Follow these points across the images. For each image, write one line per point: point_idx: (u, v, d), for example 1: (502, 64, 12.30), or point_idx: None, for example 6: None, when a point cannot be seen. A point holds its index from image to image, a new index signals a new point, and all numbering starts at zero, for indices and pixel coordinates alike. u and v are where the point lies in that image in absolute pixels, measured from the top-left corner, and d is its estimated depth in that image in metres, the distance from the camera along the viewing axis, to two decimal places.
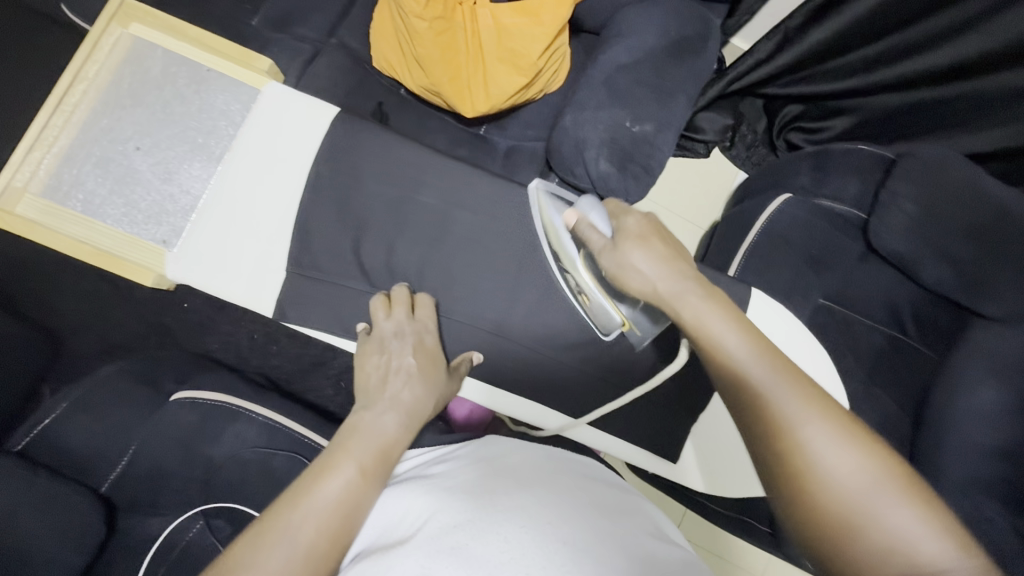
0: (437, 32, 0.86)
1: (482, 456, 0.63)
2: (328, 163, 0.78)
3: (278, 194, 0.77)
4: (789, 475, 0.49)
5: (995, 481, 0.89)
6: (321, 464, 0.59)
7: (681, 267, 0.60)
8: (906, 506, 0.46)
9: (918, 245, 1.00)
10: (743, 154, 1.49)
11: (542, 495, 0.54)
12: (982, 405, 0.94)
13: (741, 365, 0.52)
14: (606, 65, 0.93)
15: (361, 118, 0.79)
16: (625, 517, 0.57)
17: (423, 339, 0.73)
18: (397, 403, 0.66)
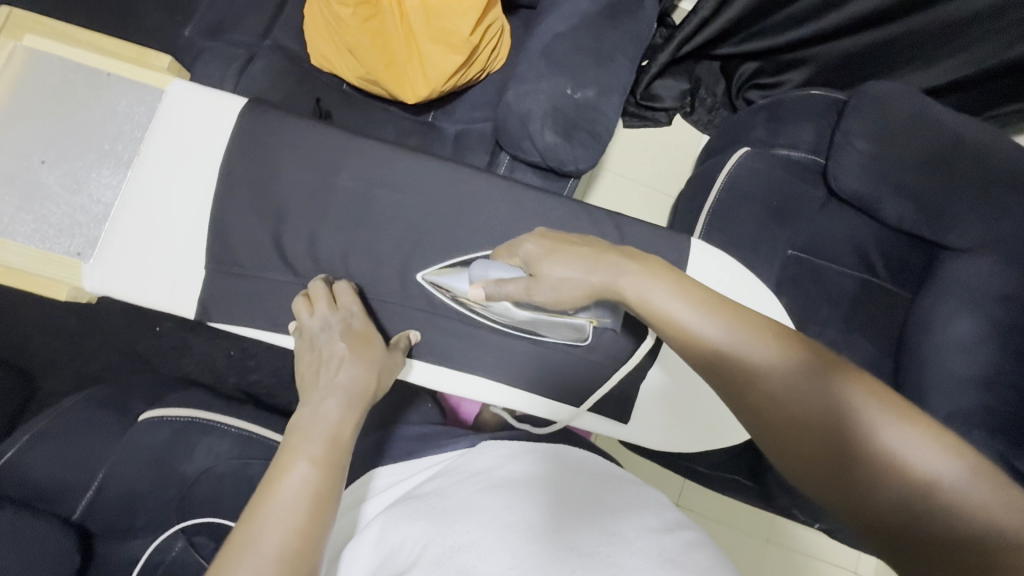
0: (364, 19, 0.86)
1: (474, 470, 0.59)
2: (240, 156, 0.77)
3: (192, 193, 0.76)
4: (774, 425, 0.48)
5: (979, 410, 0.88)
6: (275, 466, 0.55)
7: (596, 253, 0.58)
8: (895, 423, 0.44)
9: (876, 183, 0.99)
10: (705, 118, 1.45)
11: (529, 488, 0.51)
12: (959, 336, 0.93)
13: (703, 335, 0.51)
14: (544, 36, 0.91)
15: (269, 107, 0.78)
16: (618, 501, 0.52)
17: (350, 325, 0.70)
18: (335, 386, 0.62)
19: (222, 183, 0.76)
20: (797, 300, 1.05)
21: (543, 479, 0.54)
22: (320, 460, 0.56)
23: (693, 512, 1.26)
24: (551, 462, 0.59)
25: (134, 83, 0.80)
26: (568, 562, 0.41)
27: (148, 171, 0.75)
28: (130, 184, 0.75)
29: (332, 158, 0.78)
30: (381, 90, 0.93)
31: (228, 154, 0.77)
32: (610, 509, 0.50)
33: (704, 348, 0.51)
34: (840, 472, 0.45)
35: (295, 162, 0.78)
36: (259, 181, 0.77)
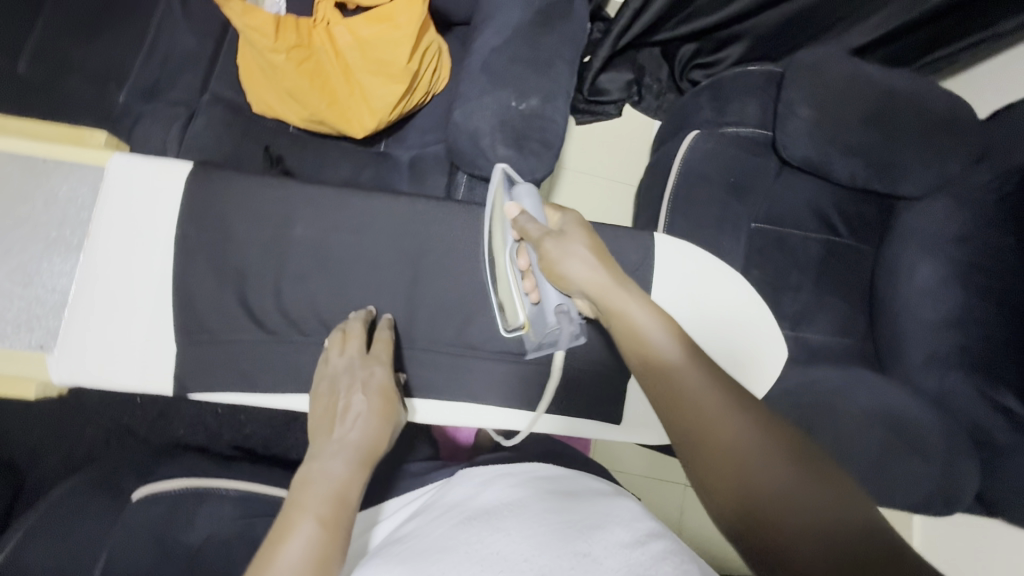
0: (298, 62, 0.84)
1: (452, 505, 0.59)
2: (194, 222, 0.76)
3: (151, 268, 0.75)
4: (702, 444, 0.51)
5: (951, 350, 0.93)
6: (279, 526, 0.53)
7: (612, 269, 0.62)
8: (799, 469, 0.48)
9: (824, 147, 1.01)
10: (654, 104, 1.48)
11: (510, 520, 0.50)
12: (924, 282, 0.98)
13: (666, 367, 0.56)
14: (481, 52, 0.92)
15: (214, 168, 0.77)
16: (591, 517, 0.51)
17: (374, 375, 0.69)
18: (348, 445, 0.61)
19: (180, 254, 0.75)
20: (767, 271, 1.08)
21: (521, 506, 0.54)
22: (327, 520, 0.54)
23: None
24: (532, 487, 0.59)
25: (71, 165, 0.77)
26: None
27: (101, 252, 0.74)
28: (84, 267, 0.74)
29: (289, 206, 0.78)
30: (328, 129, 0.92)
31: (181, 222, 0.75)
32: (578, 528, 0.48)
33: (660, 368, 0.56)
34: (748, 499, 0.47)
35: (251, 217, 0.77)
36: (217, 242, 0.76)
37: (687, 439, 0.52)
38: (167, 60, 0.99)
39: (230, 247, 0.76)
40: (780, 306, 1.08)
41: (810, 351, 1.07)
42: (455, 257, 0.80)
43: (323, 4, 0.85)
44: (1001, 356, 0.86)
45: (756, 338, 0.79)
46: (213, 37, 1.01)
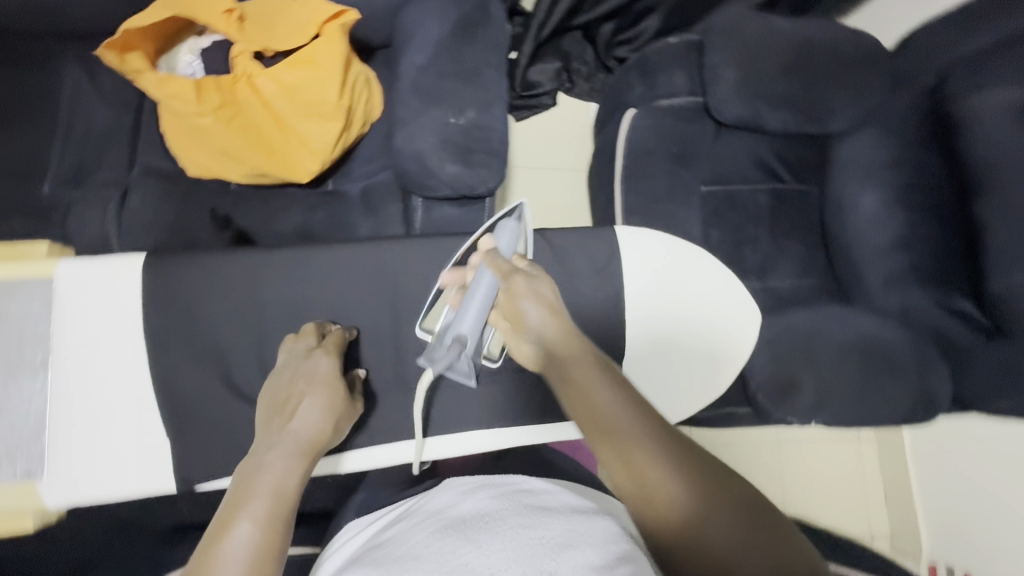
0: (226, 120, 0.82)
1: (431, 511, 0.59)
2: (159, 313, 0.74)
3: (127, 371, 0.74)
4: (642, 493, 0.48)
5: (904, 268, 1.01)
6: (214, 526, 0.50)
7: (568, 325, 0.59)
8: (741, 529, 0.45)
9: (753, 103, 1.05)
10: (585, 87, 1.48)
11: (482, 534, 0.48)
12: (868, 209, 1.04)
13: (613, 416, 0.52)
14: (407, 73, 0.92)
15: (168, 255, 0.74)
16: (566, 533, 0.47)
17: (317, 366, 0.67)
18: (289, 439, 0.59)
19: (154, 347, 0.74)
20: (725, 229, 1.13)
21: (497, 517, 0.51)
22: (263, 521, 0.51)
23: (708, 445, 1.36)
24: (513, 498, 0.56)
25: (13, 284, 0.72)
26: None
27: (73, 363, 0.72)
28: (58, 384, 0.72)
29: (248, 269, 0.76)
30: (272, 180, 0.91)
31: (149, 315, 0.74)
32: (550, 546, 0.45)
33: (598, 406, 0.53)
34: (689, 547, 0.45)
35: (213, 288, 0.75)
36: (185, 322, 0.74)
37: (631, 488, 0.49)
38: (86, 140, 0.95)
39: (200, 322, 0.75)
40: (744, 260, 1.12)
41: (779, 296, 1.12)
42: (426, 283, 0.79)
43: (240, 56, 0.81)
44: (956, 265, 0.96)
45: (731, 307, 0.82)
46: (130, 108, 0.97)
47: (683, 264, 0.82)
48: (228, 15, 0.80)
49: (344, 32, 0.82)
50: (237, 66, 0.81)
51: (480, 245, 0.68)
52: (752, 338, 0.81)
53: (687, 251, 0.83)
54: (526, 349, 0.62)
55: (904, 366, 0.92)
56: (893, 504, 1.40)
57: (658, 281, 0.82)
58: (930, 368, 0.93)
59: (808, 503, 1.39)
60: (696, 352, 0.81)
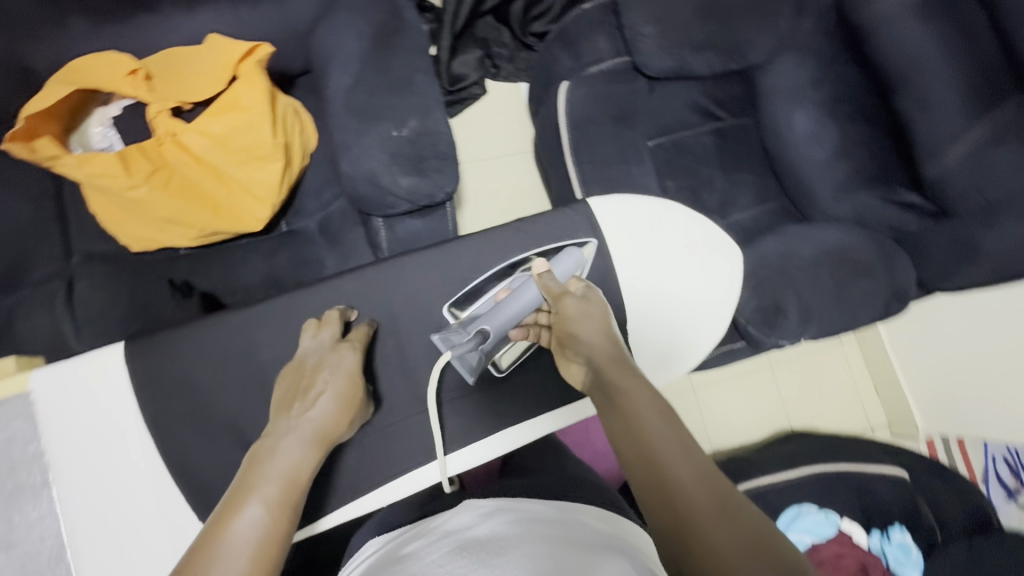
0: (162, 185, 0.77)
1: (451, 529, 0.62)
2: (151, 399, 0.70)
3: (136, 464, 0.70)
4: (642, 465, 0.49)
5: (849, 177, 1.06)
6: (226, 504, 0.52)
7: (623, 359, 0.60)
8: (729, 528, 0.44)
9: (678, 53, 1.07)
10: (510, 68, 1.47)
11: (496, 554, 0.52)
12: (805, 130, 1.08)
13: (652, 442, 0.50)
14: (337, 96, 0.89)
15: (147, 336, 0.71)
16: (573, 556, 0.51)
17: (342, 359, 0.67)
18: (307, 425, 0.60)
19: (157, 437, 0.70)
20: (680, 178, 1.16)
21: (509, 540, 0.55)
22: (274, 504, 0.53)
23: (708, 385, 1.42)
24: (525, 525, 0.60)
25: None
26: None
27: (71, 477, 0.68)
28: (62, 504, 0.68)
29: (230, 333, 0.72)
30: (226, 236, 0.87)
31: (143, 407, 0.70)
32: (558, 565, 0.49)
33: (616, 385, 0.56)
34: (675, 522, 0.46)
35: (200, 363, 0.72)
36: (178, 403, 0.71)
37: (659, 511, 0.47)
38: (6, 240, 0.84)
39: (192, 400, 0.71)
40: (704, 202, 1.16)
41: (743, 228, 1.16)
42: (410, 302, 0.77)
43: (157, 116, 0.76)
44: (890, 160, 1.05)
45: (714, 253, 0.84)
46: (48, 196, 0.88)
47: (653, 222, 0.83)
48: (133, 76, 0.75)
49: (262, 68, 0.79)
50: (157, 126, 0.77)
51: (539, 262, 0.71)
52: (741, 278, 0.84)
53: (658, 208, 0.84)
54: (573, 370, 0.63)
55: (873, 267, 0.98)
56: (883, 392, 1.50)
57: (644, 251, 0.82)
58: (894, 262, 1.00)
59: (811, 413, 1.47)
60: (693, 313, 0.82)
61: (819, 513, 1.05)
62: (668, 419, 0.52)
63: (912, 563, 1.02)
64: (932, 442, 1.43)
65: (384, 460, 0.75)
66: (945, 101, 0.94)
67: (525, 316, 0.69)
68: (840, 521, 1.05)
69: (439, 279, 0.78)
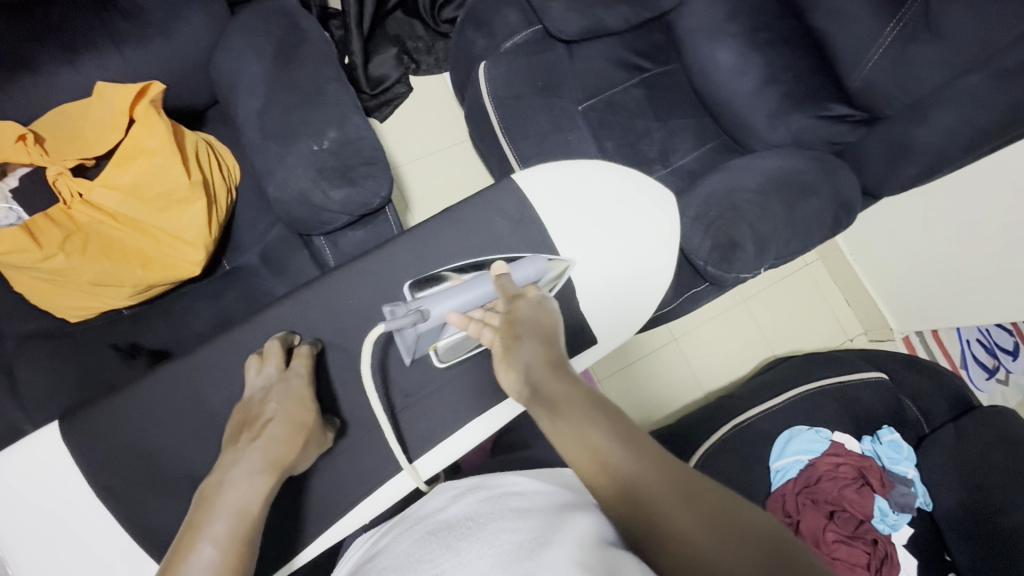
0: (80, 249, 0.73)
1: (426, 515, 0.61)
2: (102, 474, 0.66)
3: (93, 545, 0.66)
4: (598, 466, 0.50)
5: (780, 101, 1.04)
6: (173, 551, 0.49)
7: (561, 363, 0.60)
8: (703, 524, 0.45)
9: (589, 11, 1.05)
10: (430, 60, 1.45)
11: (462, 538, 0.50)
12: (730, 63, 1.07)
13: (598, 446, 0.51)
14: (250, 121, 0.85)
15: (81, 408, 0.67)
16: (544, 525, 0.50)
17: (290, 387, 0.64)
18: (256, 453, 0.56)
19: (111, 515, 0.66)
20: (617, 136, 1.15)
21: (480, 519, 0.53)
22: (225, 539, 0.50)
23: (688, 332, 1.44)
24: (497, 502, 0.58)
25: None
26: None
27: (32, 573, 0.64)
28: None
29: (187, 385, 0.69)
30: (163, 288, 0.82)
31: (91, 484, 0.66)
32: (528, 537, 0.48)
33: (557, 395, 0.56)
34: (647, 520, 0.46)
35: (151, 426, 0.68)
36: (140, 470, 0.67)
37: (625, 516, 0.48)
38: None
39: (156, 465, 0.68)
40: (645, 154, 1.16)
41: (688, 173, 1.17)
42: (366, 314, 0.75)
43: (58, 177, 0.73)
44: (813, 79, 1.04)
45: (650, 199, 0.85)
46: None
47: (580, 180, 0.84)
48: (22, 142, 0.71)
49: (158, 108, 0.75)
50: (61, 189, 0.73)
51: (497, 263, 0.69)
52: (676, 215, 0.85)
53: (581, 170, 0.84)
54: (505, 380, 0.61)
55: (817, 184, 0.99)
56: (855, 302, 1.53)
57: (583, 214, 0.82)
58: (836, 176, 1.01)
59: (791, 337, 1.50)
60: (644, 264, 0.82)
61: (810, 431, 1.07)
62: (612, 419, 0.53)
63: (905, 458, 1.05)
64: (909, 339, 1.48)
65: (374, 477, 0.73)
66: (855, 8, 0.96)
67: (471, 308, 0.65)
68: (832, 434, 1.08)
69: (391, 285, 0.76)
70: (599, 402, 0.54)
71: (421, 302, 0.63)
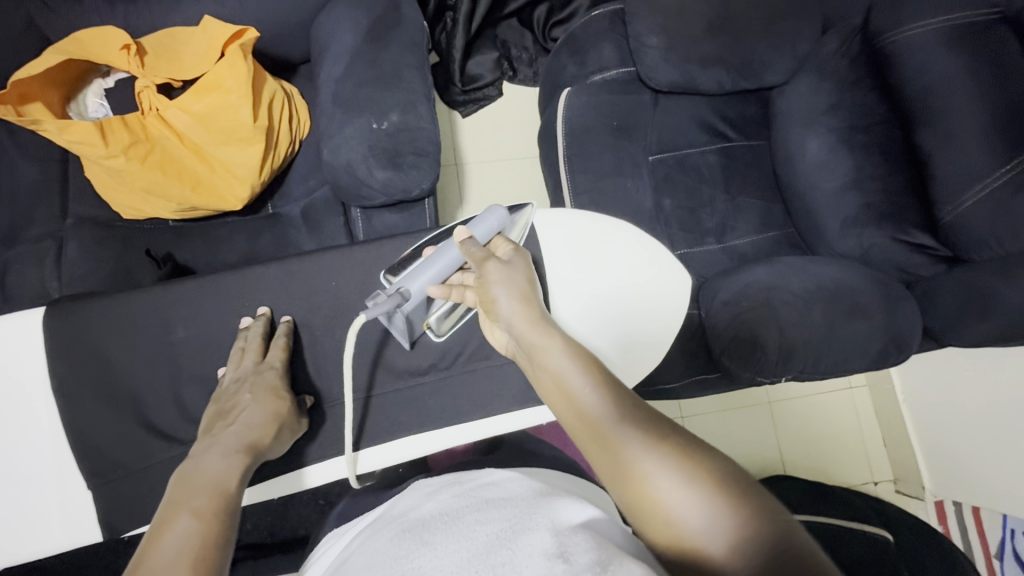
0: (142, 157, 0.80)
1: (398, 513, 0.50)
2: (81, 360, 0.72)
3: (47, 422, 0.71)
4: (620, 479, 0.44)
5: (859, 210, 0.98)
6: (155, 522, 0.48)
7: (541, 312, 0.57)
8: (749, 534, 0.38)
9: (683, 67, 1.03)
10: (527, 73, 1.47)
11: (435, 532, 0.41)
12: (816, 157, 1.02)
13: (613, 452, 0.45)
14: (328, 86, 0.90)
15: (77, 297, 0.72)
16: (521, 519, 0.41)
17: (264, 379, 0.68)
18: (230, 438, 0.59)
19: (81, 397, 0.71)
20: (678, 197, 1.11)
21: (456, 515, 0.44)
22: (205, 513, 0.49)
23: (695, 415, 1.36)
24: (475, 491, 0.49)
25: None
26: None
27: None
28: None
29: (190, 307, 0.75)
30: (205, 212, 0.89)
31: (55, 369, 0.71)
32: (506, 535, 0.39)
33: (564, 390, 0.50)
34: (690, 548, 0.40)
35: (147, 332, 0.74)
36: (121, 368, 0.73)
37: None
38: (15, 197, 0.90)
39: (138, 366, 0.73)
40: (702, 224, 1.11)
41: (740, 254, 1.10)
42: (367, 295, 0.78)
43: (144, 90, 0.80)
44: (903, 199, 0.95)
45: (665, 271, 0.81)
46: (55, 160, 0.94)
47: (596, 230, 0.82)
48: (125, 51, 0.79)
49: (246, 51, 0.81)
50: (143, 101, 0.81)
51: (459, 229, 0.68)
52: (689, 290, 0.81)
53: (602, 221, 0.83)
54: (497, 334, 0.62)
55: (871, 309, 0.91)
56: (892, 444, 1.39)
57: (587, 266, 0.80)
58: (896, 307, 0.92)
59: (808, 457, 1.38)
60: (640, 330, 0.78)
61: None
62: (672, 465, 0.42)
63: None
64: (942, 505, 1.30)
65: (321, 449, 0.75)
66: (966, 135, 0.87)
67: (448, 275, 0.67)
68: None
69: None
70: (649, 436, 0.44)
71: (399, 282, 0.66)
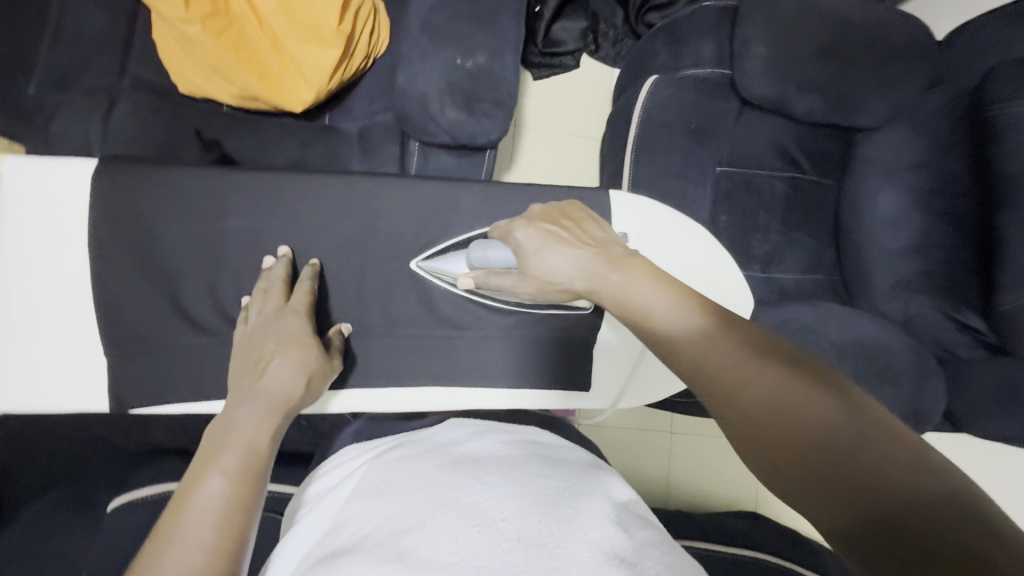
0: (217, 32, 0.77)
1: (441, 441, 0.49)
2: (115, 224, 0.69)
3: (68, 276, 0.69)
4: (722, 396, 0.45)
5: (915, 276, 0.95)
6: (184, 484, 0.50)
7: (601, 259, 0.57)
8: (890, 451, 0.38)
9: (782, 83, 0.98)
10: (611, 52, 1.42)
11: (496, 469, 0.41)
12: (888, 211, 0.98)
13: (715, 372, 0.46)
14: (419, 9, 0.86)
15: (128, 161, 0.70)
16: (578, 483, 0.41)
17: (286, 324, 0.66)
18: (261, 398, 0.59)
19: (101, 260, 0.69)
20: (736, 215, 1.08)
21: (510, 459, 0.43)
22: (236, 474, 0.51)
23: (688, 436, 1.34)
24: (523, 441, 0.49)
25: None
26: (514, 553, 0.32)
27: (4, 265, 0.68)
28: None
29: (232, 196, 0.72)
30: (263, 105, 0.85)
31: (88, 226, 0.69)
32: (565, 494, 0.39)
33: (652, 327, 0.52)
34: (822, 458, 0.39)
35: (184, 211, 0.71)
36: (151, 242, 0.71)
37: (833, 504, 0.38)
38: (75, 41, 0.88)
39: (166, 244, 0.71)
40: (751, 249, 1.08)
41: (782, 290, 1.08)
42: (411, 234, 0.76)
43: None
44: None
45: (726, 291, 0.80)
46: (123, 14, 0.90)
47: (674, 229, 0.81)
48: None
49: None
50: None
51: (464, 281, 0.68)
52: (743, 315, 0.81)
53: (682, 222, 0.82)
54: None
55: (901, 377, 0.89)
56: None
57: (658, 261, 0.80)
58: (926, 381, 0.90)
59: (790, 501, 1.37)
60: None
61: None
62: (795, 380, 0.43)
63: None
64: None
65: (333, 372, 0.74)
66: None
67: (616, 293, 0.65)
68: None
69: (452, 221, 0.76)
70: (768, 356, 0.45)
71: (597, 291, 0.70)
